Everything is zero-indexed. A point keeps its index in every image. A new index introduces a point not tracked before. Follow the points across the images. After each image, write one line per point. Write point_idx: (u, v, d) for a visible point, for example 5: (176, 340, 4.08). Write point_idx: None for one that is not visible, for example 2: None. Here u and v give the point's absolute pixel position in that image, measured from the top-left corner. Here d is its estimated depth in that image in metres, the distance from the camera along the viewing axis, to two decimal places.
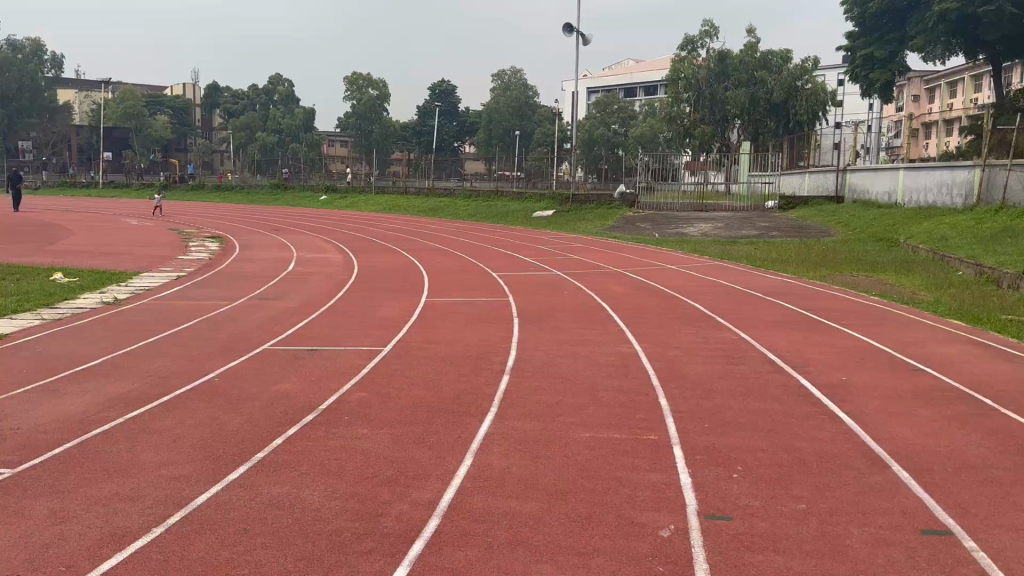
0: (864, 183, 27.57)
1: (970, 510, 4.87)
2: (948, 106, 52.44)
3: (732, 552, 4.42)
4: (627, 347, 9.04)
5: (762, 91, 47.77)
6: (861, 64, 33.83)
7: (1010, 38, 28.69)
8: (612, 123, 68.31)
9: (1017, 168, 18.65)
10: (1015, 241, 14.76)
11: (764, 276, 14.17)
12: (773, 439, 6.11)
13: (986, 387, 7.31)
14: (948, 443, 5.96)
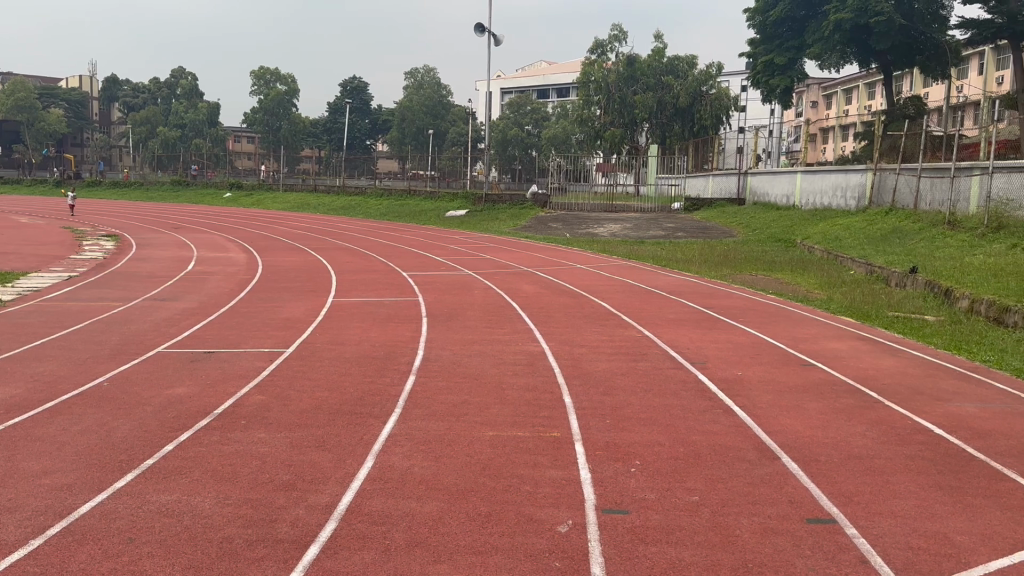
0: (766, 186, 28.54)
1: (853, 498, 5.08)
2: (844, 113, 54.90)
3: (627, 545, 4.48)
4: (534, 346, 9.10)
5: (668, 95, 48.94)
6: (762, 70, 35.05)
7: (898, 47, 30.20)
8: (525, 123, 69.32)
9: (906, 172, 19.63)
10: (900, 242, 15.59)
11: (667, 276, 14.52)
12: (671, 434, 6.25)
13: (871, 380, 7.67)
14: (834, 434, 6.22)
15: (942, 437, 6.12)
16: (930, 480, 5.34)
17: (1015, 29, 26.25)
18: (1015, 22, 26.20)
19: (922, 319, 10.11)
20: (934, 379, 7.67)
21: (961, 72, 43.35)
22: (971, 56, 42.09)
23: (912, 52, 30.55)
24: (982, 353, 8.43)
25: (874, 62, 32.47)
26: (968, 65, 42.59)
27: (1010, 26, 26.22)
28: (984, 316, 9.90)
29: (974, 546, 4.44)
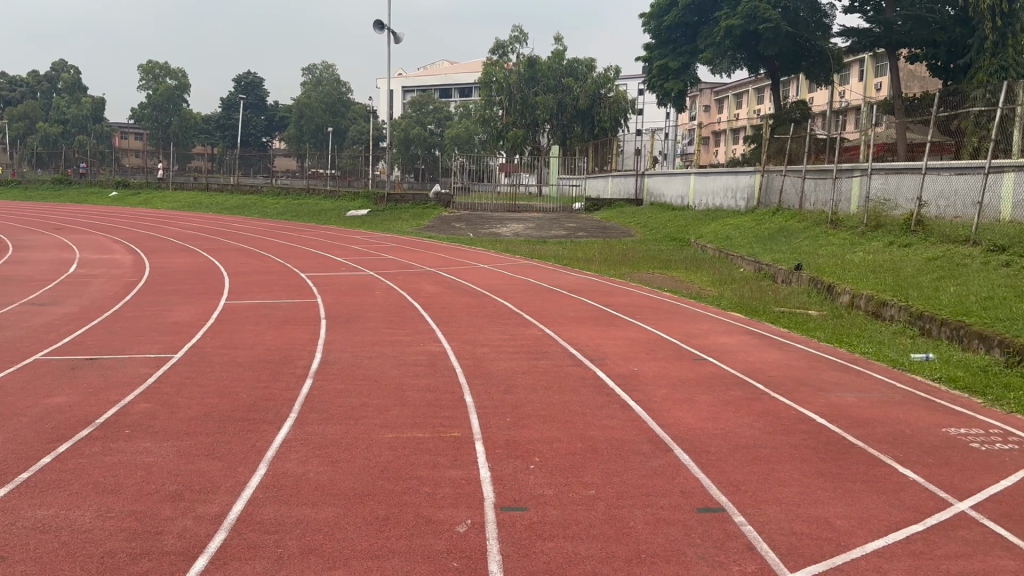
0: (662, 187, 29.36)
1: (741, 487, 5.28)
2: (735, 116, 57.12)
3: (524, 542, 4.52)
4: (435, 346, 9.07)
5: (569, 97, 49.72)
6: (657, 74, 36.08)
7: (785, 54, 31.63)
8: (428, 123, 68.97)
9: (791, 174, 20.56)
10: (787, 241, 16.34)
11: (567, 274, 14.75)
12: (570, 430, 6.34)
13: (758, 373, 8.00)
14: (724, 425, 6.46)
15: (824, 426, 6.44)
16: (813, 468, 5.60)
17: (891, 38, 27.72)
18: (891, 31, 27.68)
19: (805, 314, 10.61)
20: (817, 371, 8.06)
21: (842, 78, 45.81)
22: (851, 63, 44.54)
23: (797, 58, 31.99)
24: (861, 345, 8.91)
25: (761, 68, 33.85)
26: (848, 72, 45.06)
27: (887, 35, 27.67)
28: (863, 311, 10.47)
29: (852, 529, 4.68)
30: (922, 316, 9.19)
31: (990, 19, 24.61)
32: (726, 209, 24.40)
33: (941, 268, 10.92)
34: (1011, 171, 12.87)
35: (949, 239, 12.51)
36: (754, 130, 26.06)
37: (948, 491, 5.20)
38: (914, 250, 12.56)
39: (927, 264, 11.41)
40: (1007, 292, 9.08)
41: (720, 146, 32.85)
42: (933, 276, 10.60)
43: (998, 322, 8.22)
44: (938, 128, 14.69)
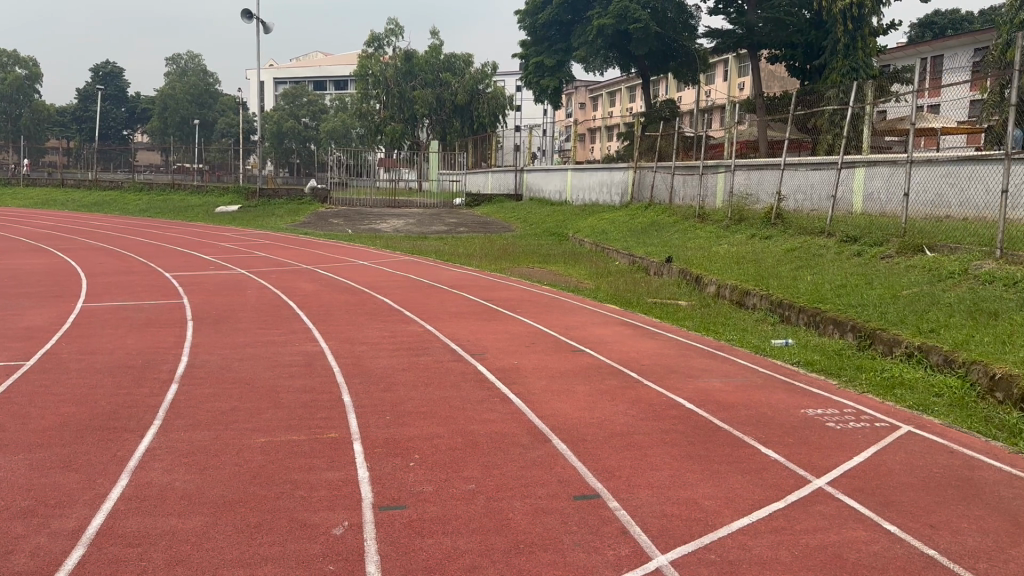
0: (541, 182, 29.89)
1: (616, 473, 5.44)
2: (609, 113, 58.75)
3: (403, 540, 4.49)
4: (311, 346, 8.86)
5: (447, 92, 49.93)
6: (533, 70, 36.59)
7: (655, 53, 32.81)
8: (302, 116, 67.28)
9: (662, 170, 21.28)
10: (659, 234, 16.93)
11: (447, 270, 14.72)
12: (450, 426, 6.33)
13: (632, 362, 8.26)
14: (599, 414, 6.62)
15: (693, 411, 6.71)
16: (682, 451, 5.84)
17: (753, 39, 29.42)
18: (753, 32, 29.29)
19: (676, 304, 11.02)
20: (687, 358, 8.39)
21: (708, 78, 47.98)
22: (716, 64, 46.68)
23: (666, 58, 33.30)
24: (727, 332, 9.34)
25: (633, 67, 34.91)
26: (714, 72, 47.23)
27: (748, 36, 29.24)
28: (728, 300, 11.00)
29: (720, 509, 4.91)
30: (781, 304, 9.74)
31: (840, 23, 26.32)
32: (602, 204, 25.05)
33: (799, 259, 11.61)
34: (860, 166, 13.80)
35: (805, 231, 13.33)
36: (627, 127, 26.81)
37: (805, 468, 5.53)
38: (774, 242, 13.28)
39: (786, 255, 12.11)
40: (856, 279, 9.76)
41: (595, 143, 33.64)
42: (791, 266, 11.26)
43: (849, 307, 8.82)
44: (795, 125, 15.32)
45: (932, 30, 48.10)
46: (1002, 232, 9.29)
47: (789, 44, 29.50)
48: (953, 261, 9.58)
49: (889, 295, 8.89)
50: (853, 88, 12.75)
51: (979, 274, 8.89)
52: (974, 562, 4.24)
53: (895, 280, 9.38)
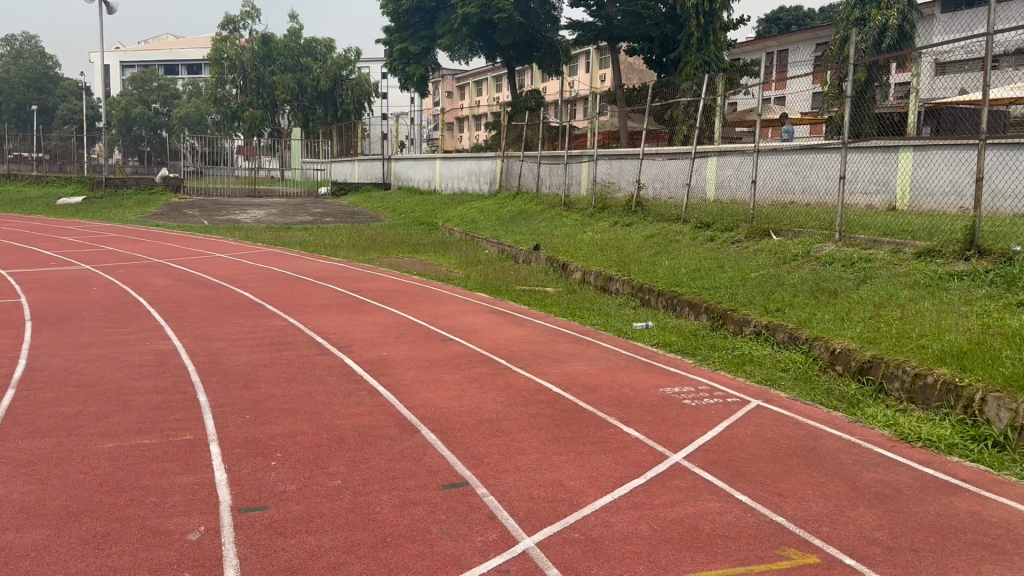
0: (409, 171, 29.78)
1: (484, 460, 5.46)
2: (476, 102, 58.94)
3: (264, 542, 4.34)
4: (165, 344, 8.41)
5: (308, 78, 48.59)
6: (398, 57, 36.09)
7: (519, 44, 33.09)
8: (153, 101, 63.77)
9: (529, 160, 21.61)
10: (526, 222, 17.16)
11: (312, 261, 14.35)
12: (314, 421, 6.17)
13: (500, 349, 8.33)
14: (468, 402, 6.63)
15: (559, 395, 6.83)
16: (549, 435, 5.93)
17: (612, 32, 30.35)
18: (611, 25, 30.36)
19: (543, 291, 11.20)
20: (554, 344, 8.53)
21: (572, 69, 49.03)
22: (579, 56, 47.81)
23: (530, 49, 33.71)
24: (592, 317, 9.58)
25: (498, 57, 35.12)
26: (577, 63, 48.29)
27: (607, 29, 30.28)
28: (592, 286, 11.30)
29: (584, 489, 5.03)
30: (642, 288, 10.09)
31: (694, 18, 27.48)
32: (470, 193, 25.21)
33: (658, 244, 12.07)
34: (712, 156, 14.75)
35: (663, 217, 13.86)
36: (493, 116, 26.93)
37: (665, 445, 5.75)
38: (636, 229, 13.75)
39: (646, 241, 12.57)
40: (710, 263, 10.22)
41: (463, 131, 33.70)
42: (651, 251, 11.70)
43: (703, 290, 9.23)
44: (651, 116, 15.28)
45: (778, 26, 51.03)
46: (839, 216, 9.99)
47: (647, 38, 30.47)
48: (797, 244, 10.23)
49: (740, 277, 9.38)
50: (705, 80, 13.26)
51: (820, 256, 9.52)
52: (817, 526, 4.54)
53: (745, 264, 9.91)
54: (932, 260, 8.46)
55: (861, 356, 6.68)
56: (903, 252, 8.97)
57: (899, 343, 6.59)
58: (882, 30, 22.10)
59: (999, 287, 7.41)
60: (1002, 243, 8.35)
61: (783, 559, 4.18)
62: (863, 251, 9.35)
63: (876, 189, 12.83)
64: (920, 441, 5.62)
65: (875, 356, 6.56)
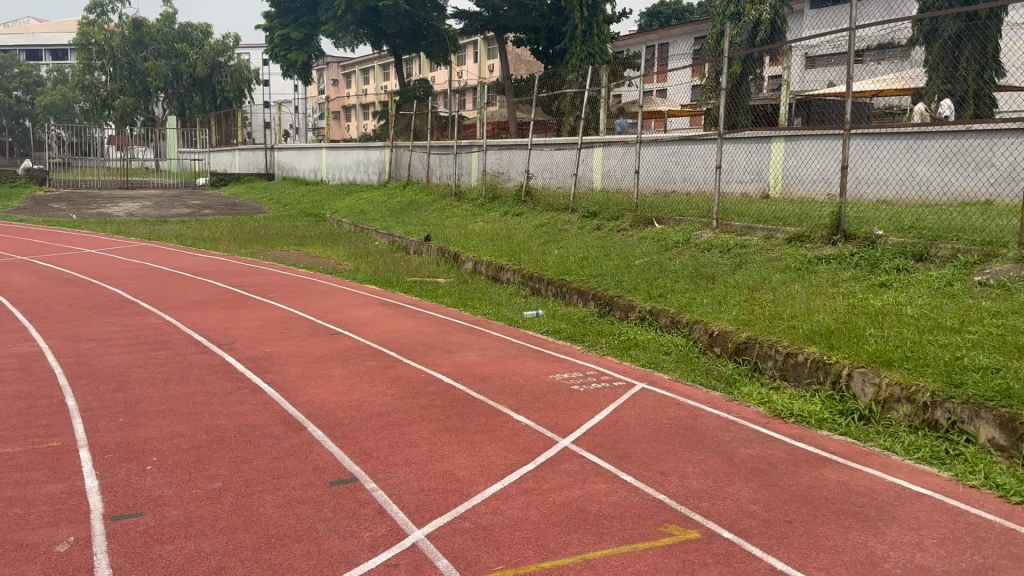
0: (294, 161, 29.10)
1: (373, 454, 5.38)
2: (363, 91, 58.09)
3: (139, 549, 4.14)
4: (28, 346, 7.88)
5: (184, 64, 46.64)
6: (279, 44, 35.06)
7: (405, 32, 32.73)
8: (13, 89, 59.64)
9: (418, 150, 21.50)
10: (416, 213, 17.03)
11: (192, 255, 13.79)
12: (194, 422, 5.93)
13: (390, 341, 8.23)
14: (357, 396, 6.52)
15: (450, 385, 6.81)
16: (439, 425, 5.90)
17: (499, 22, 30.42)
18: (498, 15, 30.46)
19: (434, 282, 11.14)
20: (445, 334, 8.50)
21: (459, 59, 48.95)
22: (466, 45, 47.82)
23: (417, 37, 33.42)
24: (483, 307, 9.62)
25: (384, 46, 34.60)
26: (464, 53, 48.26)
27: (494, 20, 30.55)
28: (484, 276, 11.34)
29: (474, 478, 5.02)
30: (532, 277, 10.20)
31: (578, 10, 27.92)
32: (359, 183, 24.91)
33: (547, 233, 12.24)
34: (598, 147, 15.14)
35: (552, 207, 14.04)
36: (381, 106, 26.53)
37: (554, 430, 5.82)
38: (526, 218, 13.86)
39: (536, 230, 12.70)
40: (597, 252, 10.42)
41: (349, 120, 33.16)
42: (541, 241, 11.83)
43: (591, 277, 9.42)
44: (542, 108, 15.29)
45: (659, 20, 52.53)
46: (717, 204, 10.38)
47: (533, 29, 30.71)
48: (678, 232, 10.58)
49: (625, 265, 9.61)
50: (588, 72, 13.42)
51: (699, 243, 9.86)
52: (697, 502, 4.71)
53: (630, 251, 10.17)
54: (802, 245, 8.91)
55: (737, 337, 6.96)
56: (776, 238, 9.41)
57: (772, 324, 6.91)
58: (756, 24, 23.14)
59: (862, 269, 7.88)
60: (864, 228, 8.88)
61: (665, 535, 4.32)
62: (739, 237, 9.75)
63: (751, 178, 13.41)
64: (793, 417, 5.92)
65: (750, 337, 6.86)
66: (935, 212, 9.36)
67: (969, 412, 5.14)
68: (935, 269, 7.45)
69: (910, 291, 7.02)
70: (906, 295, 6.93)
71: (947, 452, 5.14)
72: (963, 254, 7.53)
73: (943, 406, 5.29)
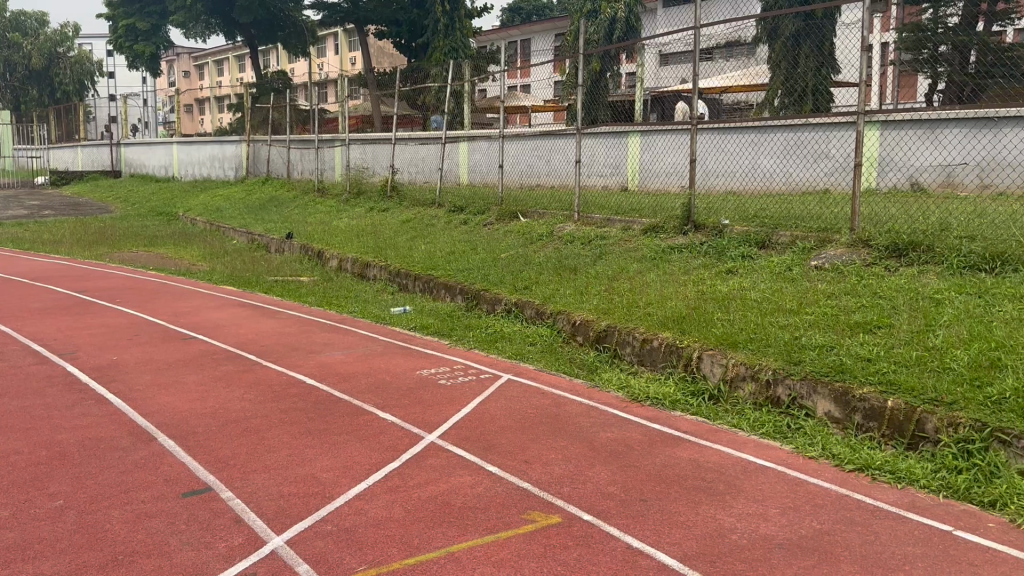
0: (143, 157, 27.70)
1: (230, 462, 5.19)
2: (217, 84, 55.99)
3: None
4: None
5: (17, 55, 44.03)
6: (124, 34, 33.20)
7: (260, 22, 31.60)
8: None
9: (277, 144, 20.93)
10: (277, 210, 16.55)
11: (28, 260, 12.82)
12: (31, 438, 5.54)
13: (250, 343, 7.97)
14: (212, 403, 6.27)
15: (313, 386, 6.66)
16: (301, 428, 5.76)
17: (359, 14, 30.22)
18: (358, 7, 30.28)
19: (297, 282, 10.85)
20: (307, 335, 8.31)
21: (319, 51, 47.94)
22: (326, 37, 46.99)
23: (273, 28, 32.35)
24: (349, 304, 9.48)
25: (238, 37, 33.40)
26: (324, 44, 47.41)
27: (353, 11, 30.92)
28: (349, 274, 11.17)
29: (337, 479, 4.94)
30: (399, 273, 10.12)
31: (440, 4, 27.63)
32: (216, 179, 23.96)
33: (413, 229, 12.18)
34: (463, 141, 15.22)
35: (418, 203, 13.98)
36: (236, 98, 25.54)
37: (419, 426, 5.80)
38: (391, 213, 13.75)
39: (402, 225, 12.62)
40: (463, 246, 10.48)
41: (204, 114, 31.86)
42: (407, 236, 11.74)
43: (457, 271, 9.46)
44: (404, 101, 15.18)
45: (520, 15, 53.34)
46: (578, 197, 10.65)
47: (395, 22, 30.53)
48: (542, 225, 10.76)
49: (491, 258, 9.70)
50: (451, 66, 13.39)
51: (562, 236, 10.08)
52: (559, 488, 4.83)
53: (495, 244, 10.31)
54: (657, 236, 9.27)
55: (598, 325, 7.18)
56: (633, 229, 9.74)
57: (630, 312, 7.17)
58: (612, 21, 23.90)
59: (711, 257, 8.30)
60: (713, 218, 9.34)
61: (529, 522, 4.40)
62: (598, 229, 10.03)
63: (611, 172, 13.81)
64: (649, 399, 6.17)
65: (610, 325, 7.08)
66: (778, 201, 9.95)
67: (807, 388, 5.51)
68: (776, 255, 7.93)
69: (754, 276, 7.46)
70: (750, 281, 7.36)
71: (788, 427, 5.49)
72: (801, 240, 8.06)
73: (784, 383, 5.65)
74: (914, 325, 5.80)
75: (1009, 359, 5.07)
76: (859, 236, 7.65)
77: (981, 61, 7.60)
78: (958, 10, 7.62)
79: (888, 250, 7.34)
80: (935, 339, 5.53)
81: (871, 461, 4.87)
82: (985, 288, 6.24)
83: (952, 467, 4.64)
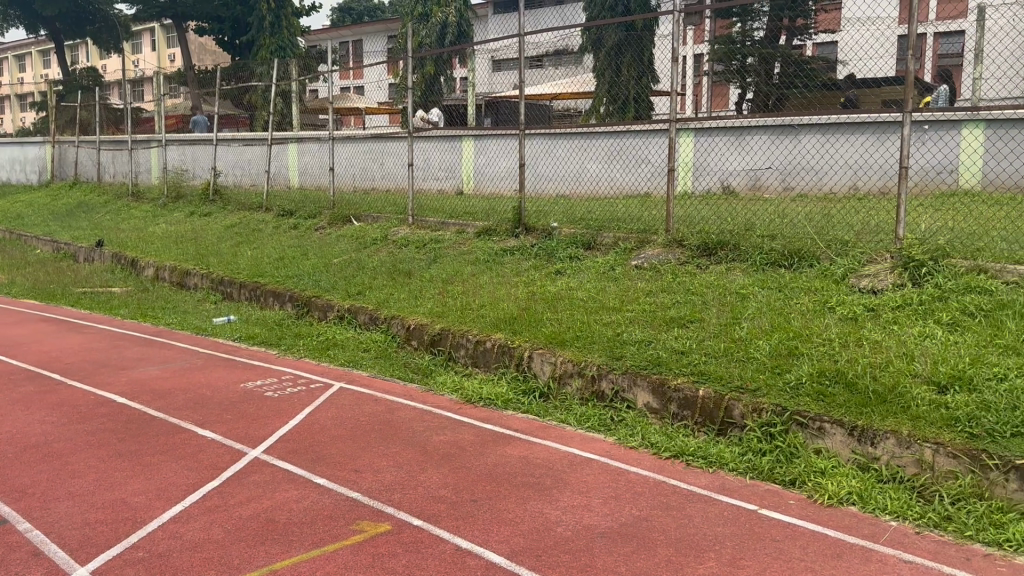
0: None
1: (27, 491, 4.79)
2: (19, 81, 51.62)
3: None
4: None
5: None
6: None
7: (66, 15, 29.41)
8: None
9: (86, 145, 19.49)
10: (87, 216, 15.43)
11: None
12: None
13: (53, 361, 7.39)
14: (7, 429, 5.76)
15: (124, 405, 6.26)
16: (110, 451, 5.40)
17: (175, 9, 29.34)
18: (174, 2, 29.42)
19: (108, 293, 10.17)
20: (119, 350, 7.80)
21: (134, 47, 45.27)
22: (143, 32, 44.50)
23: (81, 21, 30.14)
24: (166, 316, 8.99)
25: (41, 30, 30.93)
26: (141, 40, 44.89)
27: (170, 6, 29.28)
28: (167, 283, 10.59)
29: (150, 502, 4.67)
30: (222, 281, 9.71)
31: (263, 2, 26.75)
32: (16, 184, 22.01)
33: (238, 235, 11.71)
34: (292, 142, 14.87)
35: (245, 207, 13.46)
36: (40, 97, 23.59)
37: (241, 442, 5.59)
38: (215, 219, 13.16)
39: (226, 231, 12.13)
40: (293, 252, 10.21)
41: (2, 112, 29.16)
42: (231, 243, 11.28)
43: (286, 278, 9.20)
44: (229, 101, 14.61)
45: (351, 15, 52.79)
46: (410, 201, 10.63)
47: (217, 18, 29.45)
48: (376, 229, 10.67)
49: (322, 264, 9.51)
50: (278, 65, 12.97)
51: (395, 240, 10.03)
52: (389, 495, 4.80)
53: (326, 250, 10.09)
54: (490, 238, 9.44)
55: (432, 329, 7.19)
56: (467, 232, 9.87)
57: (463, 315, 7.24)
58: (443, 25, 24.16)
59: (541, 258, 8.55)
60: (542, 220, 9.60)
61: (357, 533, 4.34)
62: (432, 233, 10.06)
63: (444, 176, 13.95)
64: (481, 400, 6.25)
65: (443, 328, 7.11)
66: (603, 205, 10.35)
67: (628, 381, 5.78)
68: (601, 256, 8.27)
69: (581, 276, 7.75)
70: (576, 280, 7.63)
71: (611, 419, 5.74)
72: (623, 241, 8.43)
73: (608, 378, 5.89)
74: (721, 319, 6.21)
75: (804, 347, 5.54)
76: (674, 236, 8.11)
77: (784, 72, 8.21)
78: (763, 25, 8.23)
79: (700, 249, 7.84)
80: (741, 330, 5.95)
81: (686, 448, 5.17)
82: (785, 283, 6.79)
83: (757, 449, 5.01)
